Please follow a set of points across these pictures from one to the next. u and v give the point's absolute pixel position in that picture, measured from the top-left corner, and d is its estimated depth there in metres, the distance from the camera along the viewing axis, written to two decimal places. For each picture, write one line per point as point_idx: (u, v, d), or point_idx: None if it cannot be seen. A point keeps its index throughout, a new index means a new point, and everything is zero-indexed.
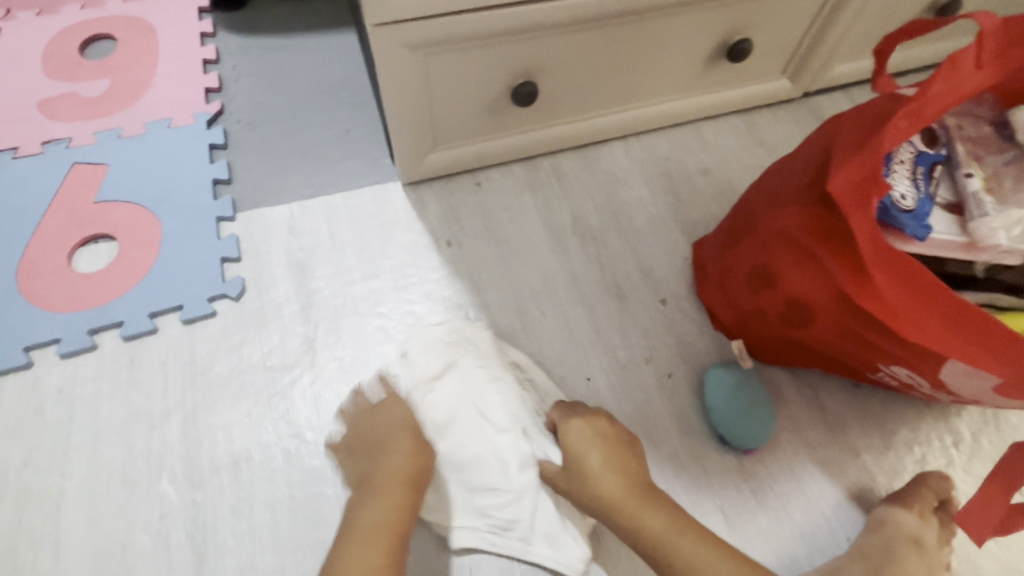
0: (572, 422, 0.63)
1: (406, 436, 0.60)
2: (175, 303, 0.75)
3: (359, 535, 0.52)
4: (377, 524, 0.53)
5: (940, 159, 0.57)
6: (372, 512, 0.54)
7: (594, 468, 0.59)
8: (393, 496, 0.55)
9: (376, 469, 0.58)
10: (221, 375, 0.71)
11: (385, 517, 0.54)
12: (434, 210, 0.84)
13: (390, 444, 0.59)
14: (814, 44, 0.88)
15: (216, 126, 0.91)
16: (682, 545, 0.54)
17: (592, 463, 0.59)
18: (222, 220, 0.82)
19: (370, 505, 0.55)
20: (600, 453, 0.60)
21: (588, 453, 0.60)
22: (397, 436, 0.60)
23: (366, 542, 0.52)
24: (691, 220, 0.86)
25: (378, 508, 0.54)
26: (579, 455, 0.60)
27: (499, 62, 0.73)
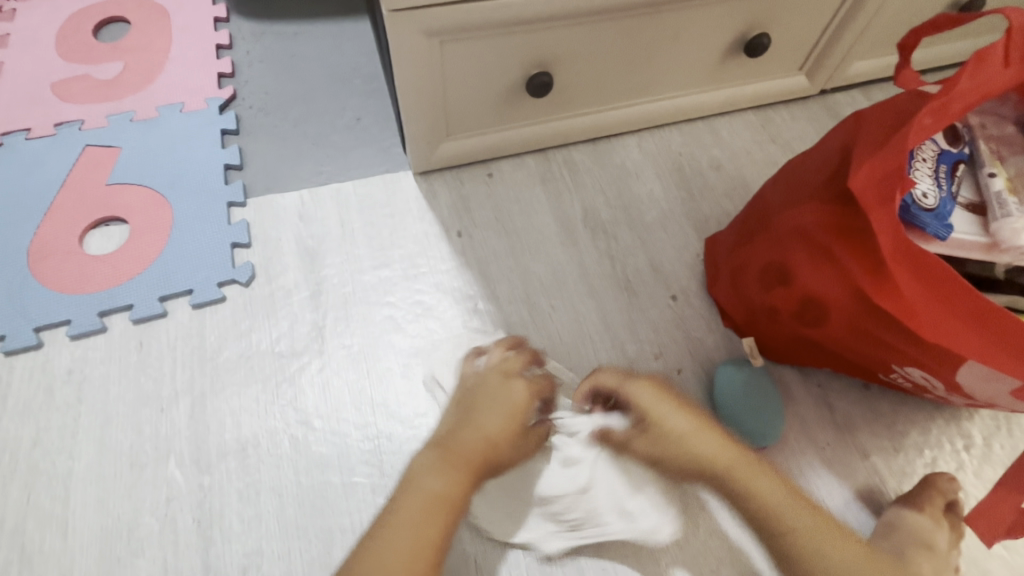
0: (641, 388, 0.59)
1: (504, 415, 0.57)
2: (185, 287, 0.75)
3: (419, 500, 0.50)
4: (436, 494, 0.51)
5: (963, 158, 0.56)
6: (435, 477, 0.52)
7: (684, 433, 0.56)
8: (462, 474, 0.52)
9: (457, 437, 0.55)
10: (230, 361, 0.71)
11: (441, 491, 0.51)
12: (444, 200, 0.84)
13: (479, 415, 0.57)
14: (833, 40, 0.87)
15: (228, 111, 0.90)
16: (799, 520, 0.52)
17: (676, 428, 0.57)
18: (233, 206, 0.82)
19: (436, 473, 0.52)
20: (681, 414, 0.57)
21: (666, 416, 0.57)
22: (495, 411, 0.57)
23: (425, 511, 0.50)
24: (703, 216, 0.85)
25: (445, 478, 0.52)
26: (660, 419, 0.57)
27: (515, 52, 0.72)
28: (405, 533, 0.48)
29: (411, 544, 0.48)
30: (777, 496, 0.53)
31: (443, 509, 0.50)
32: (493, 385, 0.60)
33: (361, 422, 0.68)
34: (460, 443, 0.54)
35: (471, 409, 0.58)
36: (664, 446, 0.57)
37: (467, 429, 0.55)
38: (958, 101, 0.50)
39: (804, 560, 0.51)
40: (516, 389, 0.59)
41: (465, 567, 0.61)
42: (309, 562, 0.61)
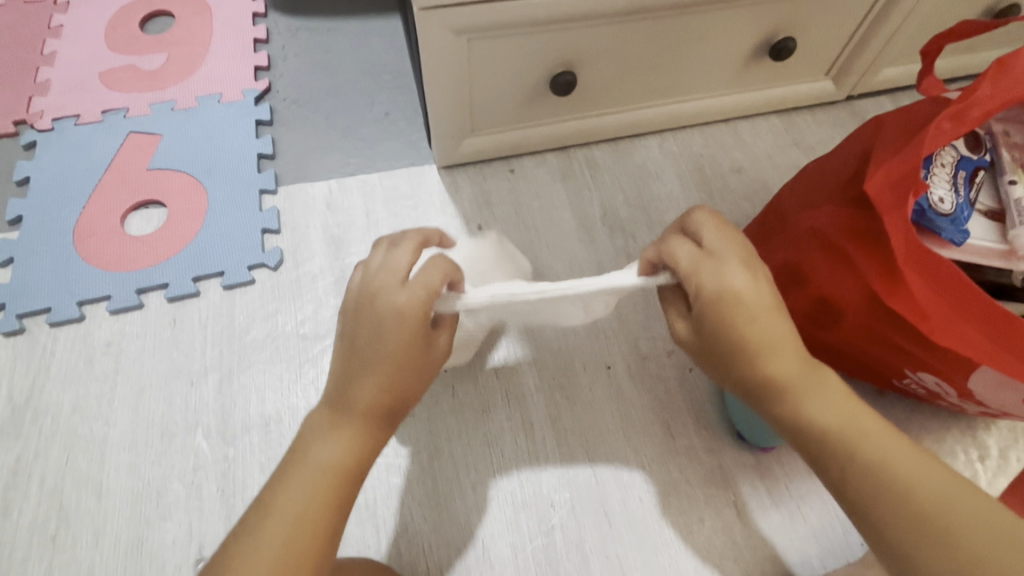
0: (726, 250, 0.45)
1: (391, 346, 0.45)
2: (217, 269, 0.79)
3: (313, 473, 0.44)
4: (328, 464, 0.44)
5: (984, 164, 0.56)
6: (332, 447, 0.45)
7: (759, 312, 0.44)
8: (360, 432, 0.45)
9: (343, 383, 0.45)
10: (257, 340, 0.74)
11: (335, 460, 0.44)
12: (466, 194, 0.86)
13: (361, 353, 0.45)
14: (861, 45, 0.87)
15: (263, 103, 0.94)
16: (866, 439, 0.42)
17: (732, 284, 0.44)
18: (265, 193, 0.85)
19: (330, 441, 0.45)
20: (740, 272, 0.44)
21: (726, 273, 0.44)
22: (387, 334, 0.44)
23: (317, 484, 0.43)
24: (721, 217, 0.85)
25: (340, 445, 0.45)
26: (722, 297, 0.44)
27: (540, 51, 0.74)
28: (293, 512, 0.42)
29: (301, 520, 0.42)
30: (847, 411, 0.44)
31: (339, 480, 0.44)
32: (381, 301, 0.45)
33: None
34: (351, 387, 0.45)
35: (360, 352, 0.45)
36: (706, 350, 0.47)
37: (351, 357, 0.45)
38: (977, 107, 0.50)
39: (874, 484, 0.41)
40: (404, 297, 0.45)
41: (472, 548, 0.63)
42: None
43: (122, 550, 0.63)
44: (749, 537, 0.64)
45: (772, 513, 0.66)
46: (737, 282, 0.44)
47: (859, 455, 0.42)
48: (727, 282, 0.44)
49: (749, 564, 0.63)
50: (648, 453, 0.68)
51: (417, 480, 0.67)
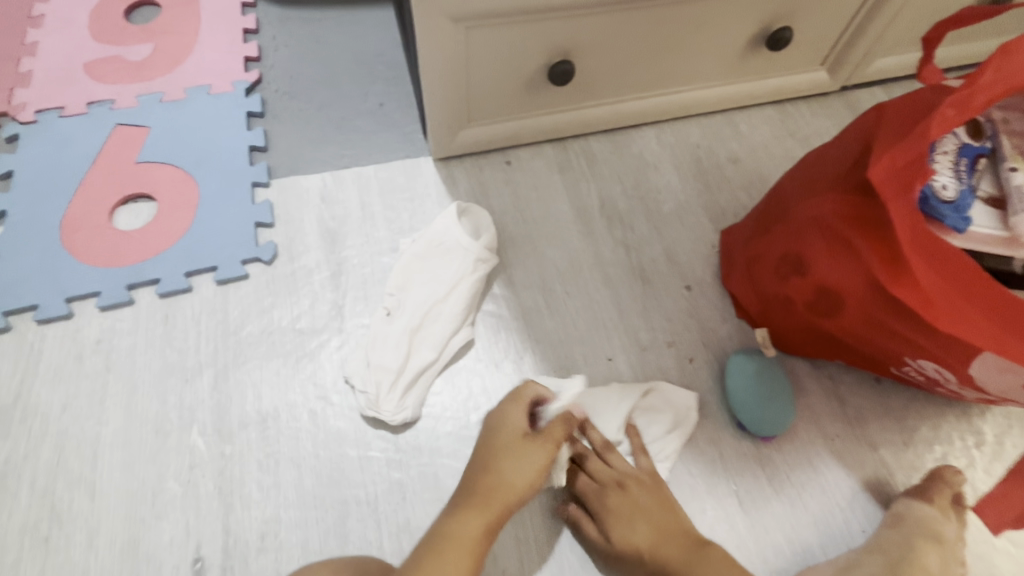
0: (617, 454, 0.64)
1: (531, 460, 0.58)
2: (210, 264, 0.77)
3: (455, 545, 0.52)
4: (463, 539, 0.53)
5: (984, 152, 0.56)
6: (467, 524, 0.54)
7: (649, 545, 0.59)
8: (484, 512, 0.55)
9: (492, 487, 0.56)
10: (252, 335, 0.73)
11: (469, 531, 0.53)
12: (463, 186, 0.85)
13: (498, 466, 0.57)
14: (856, 34, 0.87)
15: (254, 94, 0.92)
16: None
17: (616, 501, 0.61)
18: (258, 186, 0.84)
19: (468, 521, 0.54)
20: (645, 527, 0.59)
21: (631, 531, 0.59)
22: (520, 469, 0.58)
23: (454, 554, 0.51)
24: (718, 207, 0.85)
25: (474, 524, 0.54)
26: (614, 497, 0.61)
27: (539, 39, 0.73)
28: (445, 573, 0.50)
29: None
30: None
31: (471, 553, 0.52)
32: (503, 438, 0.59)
33: None
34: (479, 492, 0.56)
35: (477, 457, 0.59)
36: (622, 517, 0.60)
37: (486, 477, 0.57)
38: (981, 94, 0.50)
39: None
40: (540, 455, 0.58)
41: None
42: (323, 531, 0.63)
43: (117, 551, 0.62)
44: (752, 526, 0.64)
45: (774, 503, 0.65)
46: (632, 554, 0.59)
47: None
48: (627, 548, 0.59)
49: (752, 553, 0.63)
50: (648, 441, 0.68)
51: (419, 474, 0.66)
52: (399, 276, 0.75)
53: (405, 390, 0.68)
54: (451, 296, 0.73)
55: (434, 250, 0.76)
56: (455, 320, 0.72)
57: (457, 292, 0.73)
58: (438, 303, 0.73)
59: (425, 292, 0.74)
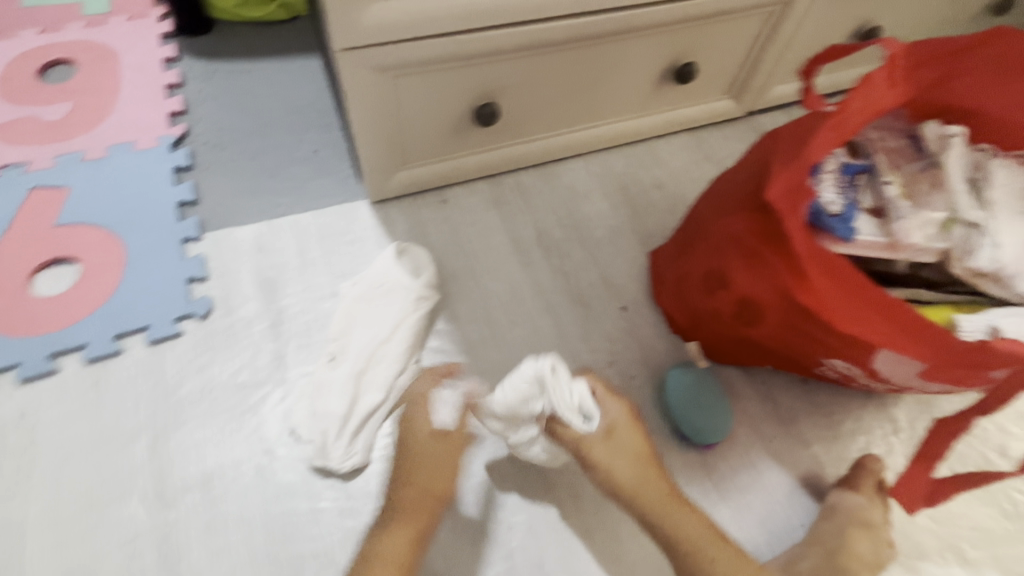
0: (613, 404, 0.65)
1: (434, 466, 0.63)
2: (142, 324, 0.75)
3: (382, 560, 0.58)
4: (394, 558, 0.58)
5: (864, 169, 0.62)
6: (393, 542, 0.59)
7: (641, 462, 0.63)
8: (413, 529, 0.60)
9: (415, 499, 0.62)
10: (190, 394, 0.71)
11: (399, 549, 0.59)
12: (401, 226, 0.87)
13: (412, 472, 0.63)
14: (754, 64, 0.95)
15: (181, 148, 0.91)
16: (678, 518, 0.62)
17: (618, 422, 0.64)
18: (189, 241, 0.82)
19: (393, 536, 0.60)
20: (642, 442, 0.64)
21: (633, 440, 0.63)
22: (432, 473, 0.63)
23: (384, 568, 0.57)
24: (647, 230, 0.90)
25: (403, 539, 0.60)
26: (621, 433, 0.63)
27: (464, 84, 0.76)
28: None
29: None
30: (685, 517, 0.62)
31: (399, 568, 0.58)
32: (425, 444, 0.63)
33: None
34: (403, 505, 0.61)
35: (398, 467, 0.63)
36: (620, 445, 0.63)
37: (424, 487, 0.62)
38: (852, 119, 0.56)
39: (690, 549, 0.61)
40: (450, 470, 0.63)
41: None
42: None
43: None
44: None
45: (720, 507, 0.68)
46: (620, 474, 0.63)
47: (670, 517, 0.61)
48: (616, 468, 0.62)
49: None
50: None
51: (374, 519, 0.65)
52: (341, 322, 0.76)
53: (354, 434, 0.68)
54: (394, 337, 0.74)
55: (376, 292, 0.77)
56: (398, 361, 0.73)
57: (399, 333, 0.74)
58: (380, 345, 0.73)
59: (367, 334, 0.74)
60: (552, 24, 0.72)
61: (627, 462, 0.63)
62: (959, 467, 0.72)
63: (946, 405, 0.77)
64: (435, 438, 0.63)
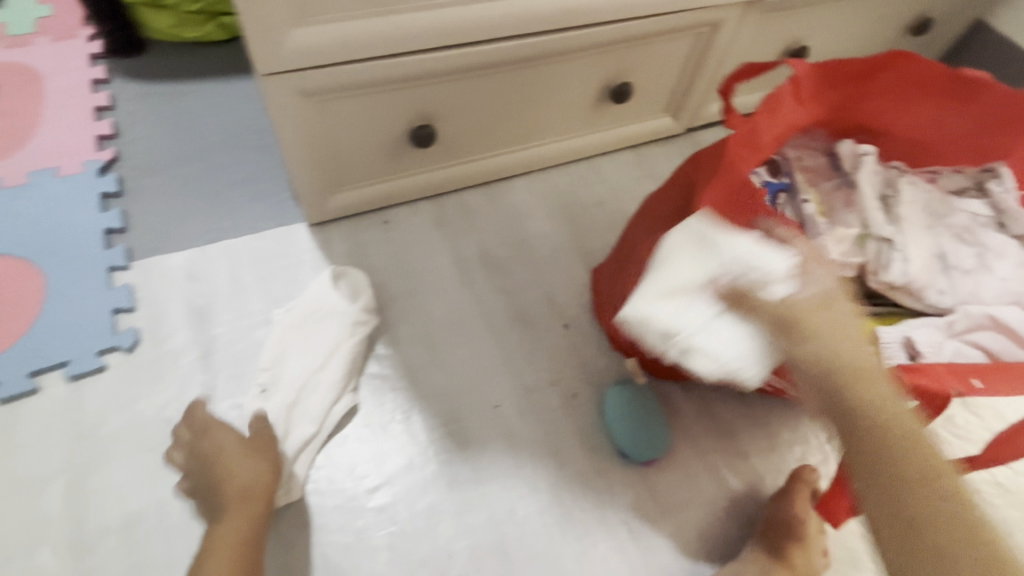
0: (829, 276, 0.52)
1: (244, 464, 0.63)
2: (60, 359, 0.71)
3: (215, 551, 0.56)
4: (230, 544, 0.57)
5: (784, 187, 0.64)
6: (225, 533, 0.58)
7: (858, 347, 0.49)
8: (243, 518, 0.59)
9: (238, 493, 0.61)
10: (112, 433, 0.68)
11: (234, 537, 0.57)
12: (341, 250, 0.85)
13: (226, 471, 0.62)
14: (689, 85, 0.98)
15: (109, 173, 0.88)
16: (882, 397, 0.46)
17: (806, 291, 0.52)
18: (115, 269, 0.79)
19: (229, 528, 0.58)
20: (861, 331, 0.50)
21: (842, 327, 0.50)
22: (244, 472, 0.62)
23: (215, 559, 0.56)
24: (589, 248, 0.91)
25: (233, 529, 0.58)
26: (815, 319, 0.50)
27: (398, 106, 0.76)
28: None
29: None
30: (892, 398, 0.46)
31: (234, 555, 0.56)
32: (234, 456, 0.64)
33: None
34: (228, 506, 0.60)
35: (212, 480, 0.62)
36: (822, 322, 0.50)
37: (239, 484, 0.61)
38: (764, 137, 0.57)
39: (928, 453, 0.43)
40: (257, 463, 0.63)
41: None
42: None
43: None
44: (644, 552, 0.67)
45: (660, 525, 0.69)
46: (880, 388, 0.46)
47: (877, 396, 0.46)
48: (851, 345, 0.48)
49: None
50: (536, 483, 0.70)
51: (307, 556, 0.63)
52: (273, 351, 0.74)
53: (288, 462, 0.67)
54: (326, 365, 0.72)
55: (312, 316, 0.76)
56: (336, 388, 0.71)
57: (333, 359, 0.73)
58: (313, 374, 0.72)
59: (299, 362, 0.72)
60: (482, 47, 0.73)
61: (841, 333, 0.49)
62: None
63: None
64: (244, 447, 0.64)
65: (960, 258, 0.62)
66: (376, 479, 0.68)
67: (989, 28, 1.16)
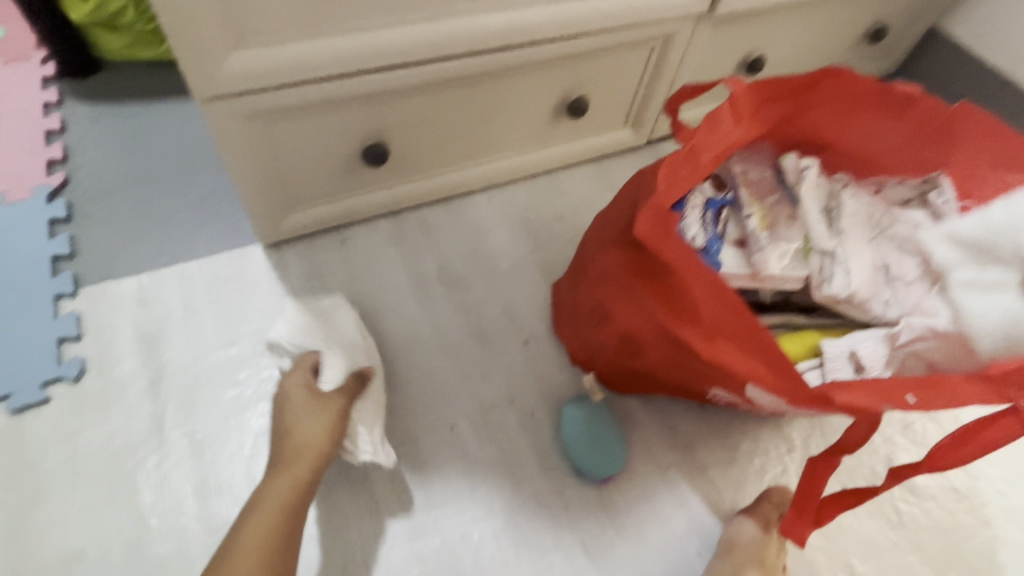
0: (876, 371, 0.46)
1: (313, 419, 0.65)
2: (3, 392, 0.70)
3: (264, 505, 0.60)
4: (277, 500, 0.60)
5: (727, 202, 0.64)
6: (277, 488, 0.61)
7: None
8: (299, 474, 0.62)
9: (294, 449, 0.64)
10: (54, 467, 0.66)
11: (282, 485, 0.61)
12: (296, 270, 0.84)
13: (294, 426, 0.65)
14: (646, 97, 0.98)
15: (58, 198, 0.87)
16: None
17: None
18: (62, 297, 0.77)
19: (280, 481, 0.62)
20: None
21: None
22: (310, 429, 0.65)
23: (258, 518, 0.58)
24: (549, 262, 0.91)
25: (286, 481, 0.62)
26: None
27: (346, 127, 0.76)
28: (259, 529, 0.57)
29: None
30: None
31: (281, 512, 0.60)
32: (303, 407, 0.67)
33: (203, 511, 0.65)
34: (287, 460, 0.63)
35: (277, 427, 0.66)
36: None
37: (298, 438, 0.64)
38: (703, 154, 0.57)
39: None
40: (319, 418, 0.65)
41: None
42: None
43: None
44: (600, 571, 0.66)
45: (617, 544, 0.68)
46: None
47: None
48: None
49: None
50: (492, 505, 0.69)
51: None
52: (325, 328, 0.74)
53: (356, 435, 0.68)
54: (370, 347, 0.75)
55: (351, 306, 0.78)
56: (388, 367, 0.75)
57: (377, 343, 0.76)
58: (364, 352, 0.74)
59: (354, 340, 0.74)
60: (426, 66, 0.73)
61: None
62: (847, 481, 0.75)
63: (836, 421, 0.79)
64: (312, 403, 0.67)
65: (902, 268, 0.64)
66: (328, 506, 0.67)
67: (942, 36, 1.19)
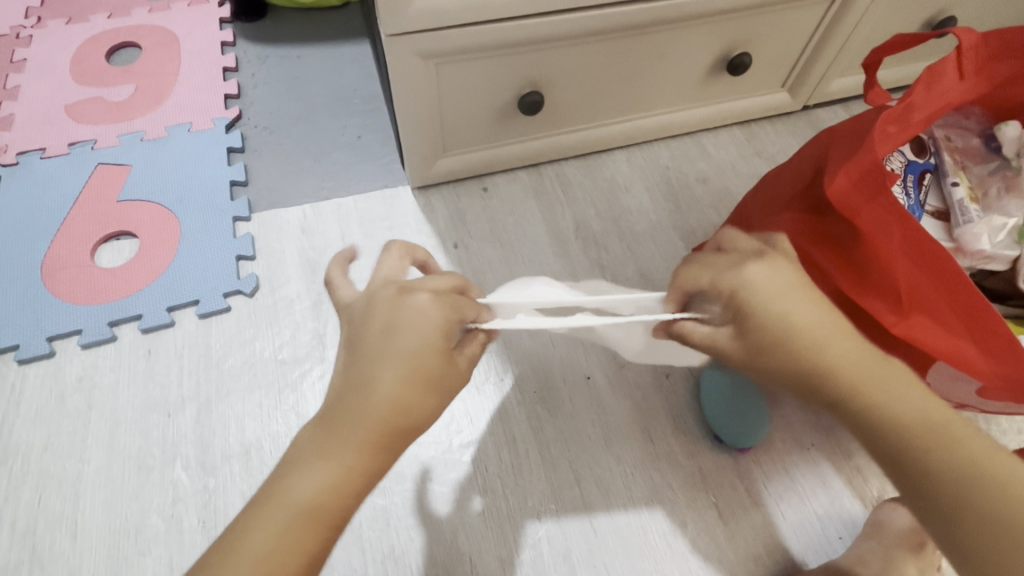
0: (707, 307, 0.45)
1: (407, 367, 0.38)
2: (192, 298, 0.78)
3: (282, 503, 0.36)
4: (304, 499, 0.36)
5: (930, 168, 0.59)
6: (310, 476, 0.36)
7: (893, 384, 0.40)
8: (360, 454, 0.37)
9: (360, 396, 0.38)
10: (234, 367, 0.74)
11: (350, 468, 0.37)
12: (441, 213, 0.87)
13: (377, 363, 0.38)
14: (813, 56, 0.91)
15: (234, 130, 0.94)
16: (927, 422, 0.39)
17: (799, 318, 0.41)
18: (239, 220, 0.85)
19: (313, 468, 0.36)
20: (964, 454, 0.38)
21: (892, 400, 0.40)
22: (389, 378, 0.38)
23: (287, 523, 0.35)
24: (689, 225, 0.88)
25: (322, 475, 0.36)
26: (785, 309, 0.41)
27: (507, 72, 0.76)
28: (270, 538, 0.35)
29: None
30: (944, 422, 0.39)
31: (313, 521, 0.36)
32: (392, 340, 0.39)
33: None
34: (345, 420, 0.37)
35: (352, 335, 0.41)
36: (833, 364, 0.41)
37: (403, 380, 0.38)
38: (917, 111, 0.52)
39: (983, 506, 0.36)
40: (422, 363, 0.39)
41: (461, 562, 0.63)
42: None
43: None
44: (732, 537, 0.65)
45: (753, 514, 0.67)
46: (837, 354, 0.41)
47: (930, 429, 0.38)
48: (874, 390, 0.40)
49: (732, 563, 0.64)
50: (626, 455, 0.69)
51: (402, 500, 0.66)
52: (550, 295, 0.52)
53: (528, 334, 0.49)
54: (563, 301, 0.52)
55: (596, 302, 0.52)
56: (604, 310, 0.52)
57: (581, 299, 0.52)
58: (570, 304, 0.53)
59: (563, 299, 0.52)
60: (597, 11, 0.71)
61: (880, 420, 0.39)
62: None
63: (1006, 425, 0.72)
64: (404, 354, 0.38)
65: None
66: (466, 436, 0.70)
67: None
